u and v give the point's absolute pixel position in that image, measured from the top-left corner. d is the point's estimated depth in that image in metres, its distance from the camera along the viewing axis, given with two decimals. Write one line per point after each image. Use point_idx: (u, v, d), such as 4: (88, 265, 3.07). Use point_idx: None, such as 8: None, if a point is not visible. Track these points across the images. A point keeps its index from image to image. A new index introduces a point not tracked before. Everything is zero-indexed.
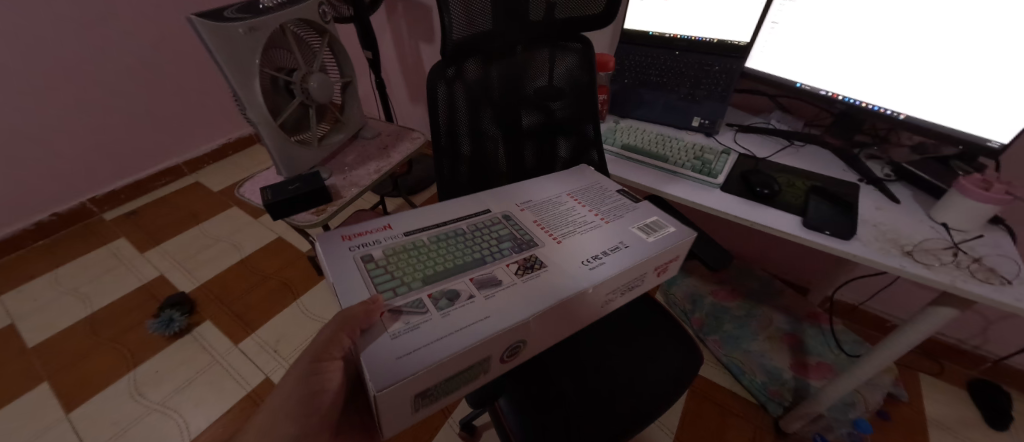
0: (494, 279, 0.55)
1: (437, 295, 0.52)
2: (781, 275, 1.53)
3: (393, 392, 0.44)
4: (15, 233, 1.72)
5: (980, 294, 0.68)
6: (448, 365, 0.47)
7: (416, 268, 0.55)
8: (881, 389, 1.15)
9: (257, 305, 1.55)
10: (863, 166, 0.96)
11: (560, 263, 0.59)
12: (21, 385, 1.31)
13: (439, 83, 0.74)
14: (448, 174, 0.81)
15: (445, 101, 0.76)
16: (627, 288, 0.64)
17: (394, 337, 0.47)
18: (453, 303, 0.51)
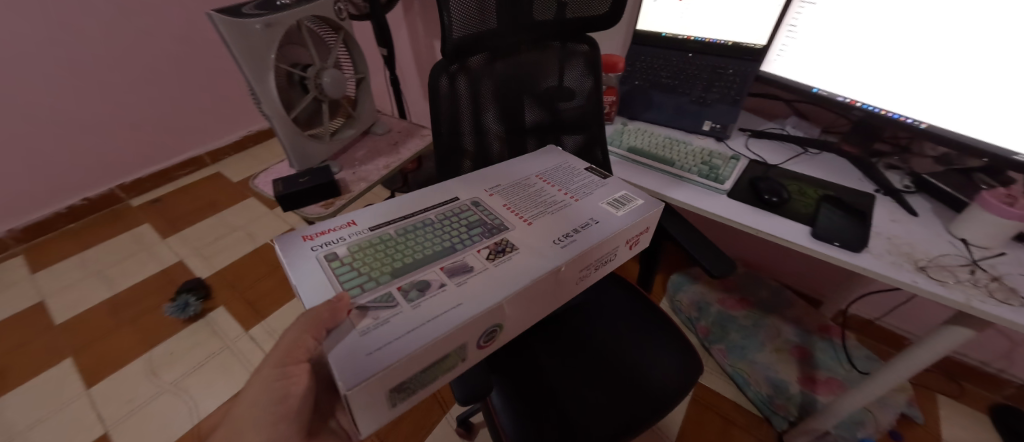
0: (466, 266, 0.56)
1: (408, 287, 0.53)
2: (793, 285, 1.48)
3: (365, 389, 0.44)
4: (48, 215, 1.80)
5: (997, 316, 0.63)
6: (423, 356, 0.47)
7: (384, 261, 0.56)
8: (893, 408, 1.11)
9: (268, 294, 1.59)
10: (881, 176, 0.92)
11: (531, 244, 0.60)
12: (46, 360, 1.37)
13: (441, 83, 0.75)
14: (449, 170, 0.82)
15: (448, 96, 0.76)
16: (600, 264, 0.66)
17: (363, 334, 0.47)
18: (424, 293, 0.52)
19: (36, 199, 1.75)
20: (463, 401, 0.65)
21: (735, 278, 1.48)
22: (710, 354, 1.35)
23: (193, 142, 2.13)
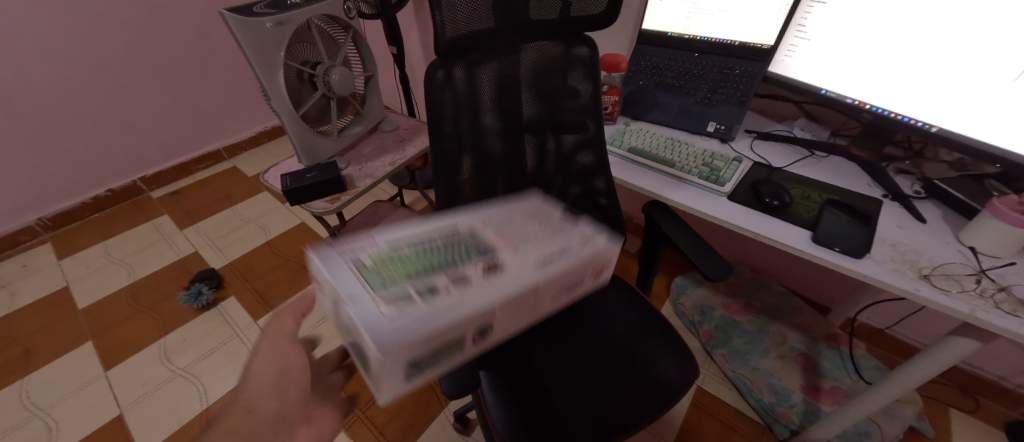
0: (499, 261, 0.54)
1: (446, 275, 0.50)
2: (801, 291, 1.45)
3: (393, 358, 0.42)
4: (74, 205, 1.89)
5: (1002, 328, 0.60)
6: (446, 334, 0.46)
7: (420, 254, 0.52)
8: (901, 421, 1.07)
9: (277, 285, 1.64)
10: (889, 180, 0.88)
11: (562, 245, 0.58)
12: (69, 342, 1.44)
13: (438, 88, 0.72)
14: (448, 179, 0.79)
15: (446, 105, 0.74)
16: (572, 287, 0.58)
17: (398, 313, 0.45)
18: (461, 283, 0.49)
19: (63, 189, 1.84)
20: (451, 396, 0.66)
21: (741, 282, 1.46)
22: (713, 359, 1.33)
23: (211, 137, 2.20)
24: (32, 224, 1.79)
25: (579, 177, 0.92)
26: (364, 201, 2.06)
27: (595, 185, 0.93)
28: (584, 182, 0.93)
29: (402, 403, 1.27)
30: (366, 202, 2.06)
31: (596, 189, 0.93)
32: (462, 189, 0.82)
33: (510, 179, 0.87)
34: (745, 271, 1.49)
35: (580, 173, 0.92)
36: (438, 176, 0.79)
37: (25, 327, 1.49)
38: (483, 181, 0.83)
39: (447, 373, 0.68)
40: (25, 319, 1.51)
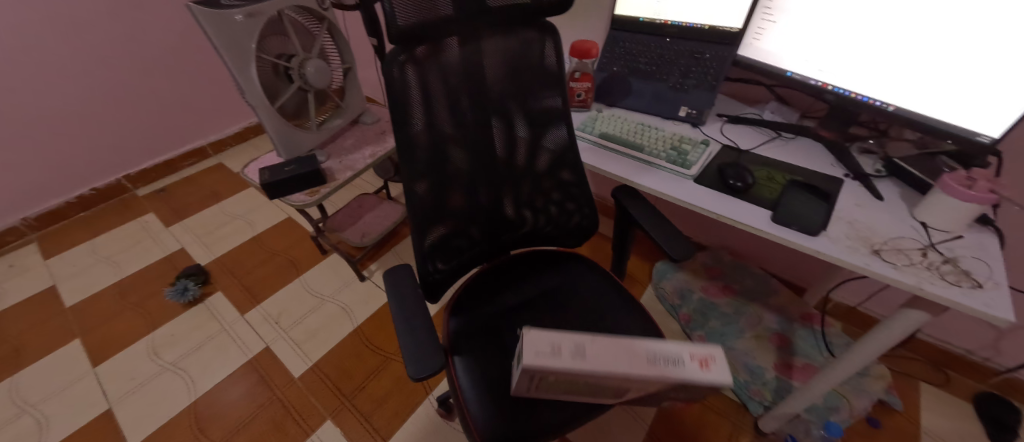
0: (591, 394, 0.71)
1: (554, 391, 0.72)
2: (780, 273, 1.48)
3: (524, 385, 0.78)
4: (60, 204, 1.89)
5: (944, 297, 0.62)
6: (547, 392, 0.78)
7: (557, 388, 0.69)
8: (869, 395, 1.10)
9: (264, 280, 1.65)
10: (852, 160, 0.89)
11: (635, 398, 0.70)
12: (57, 340, 1.45)
13: (405, 80, 0.72)
14: (420, 172, 0.79)
15: (415, 98, 0.74)
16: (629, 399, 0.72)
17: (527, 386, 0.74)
18: (561, 392, 0.72)
19: (48, 188, 1.83)
20: (417, 378, 0.58)
21: (720, 266, 1.49)
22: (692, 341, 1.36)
23: (196, 134, 2.20)
24: (18, 225, 1.80)
25: (550, 166, 0.95)
26: (350, 194, 2.07)
27: (565, 175, 0.96)
28: (556, 171, 0.96)
29: (387, 391, 1.29)
30: (350, 195, 2.07)
31: (566, 180, 0.97)
32: (432, 173, 0.80)
33: (483, 169, 0.87)
34: (724, 255, 1.51)
35: (550, 162, 0.94)
36: (409, 168, 0.77)
37: (13, 326, 1.50)
38: (451, 166, 0.83)
39: (413, 354, 0.61)
40: (13, 318, 1.53)
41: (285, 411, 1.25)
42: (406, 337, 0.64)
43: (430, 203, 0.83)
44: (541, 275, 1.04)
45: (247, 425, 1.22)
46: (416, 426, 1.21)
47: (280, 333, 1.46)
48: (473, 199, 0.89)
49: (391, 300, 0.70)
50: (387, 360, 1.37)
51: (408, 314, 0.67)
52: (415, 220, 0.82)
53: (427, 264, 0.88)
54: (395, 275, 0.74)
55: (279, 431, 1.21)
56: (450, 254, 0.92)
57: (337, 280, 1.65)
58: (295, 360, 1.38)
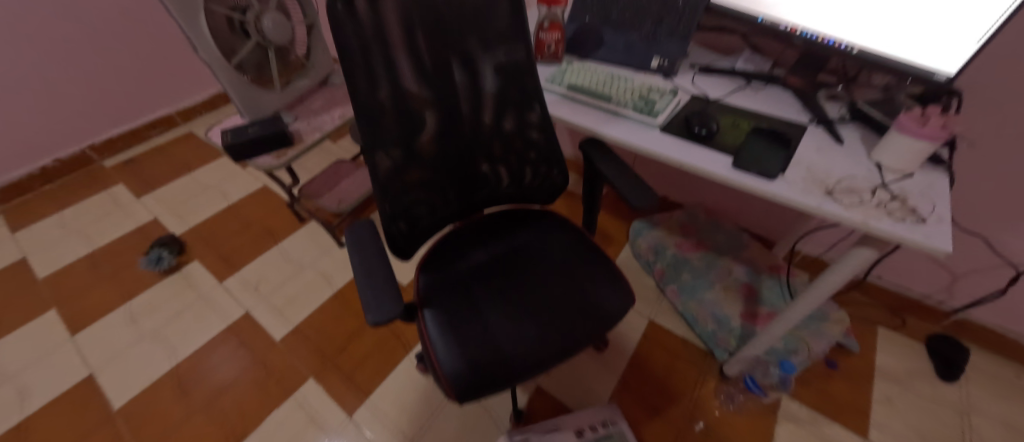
0: None
1: None
2: (751, 228, 1.51)
3: None
4: (22, 177, 1.82)
5: (889, 232, 0.64)
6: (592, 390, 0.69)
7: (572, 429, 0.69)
8: (827, 338, 1.16)
9: (241, 248, 1.64)
10: (818, 106, 0.88)
11: None
12: (31, 311, 1.44)
13: (354, 20, 0.67)
14: (382, 129, 0.77)
15: (368, 42, 0.70)
16: None
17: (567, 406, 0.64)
18: None
19: (7, 159, 1.76)
20: (375, 324, 0.59)
21: (694, 223, 1.50)
22: (665, 295, 1.41)
23: (161, 101, 2.11)
24: None
25: (518, 124, 0.93)
26: (325, 161, 2.03)
27: (533, 135, 0.95)
28: (525, 130, 0.94)
29: (368, 351, 1.31)
30: (326, 161, 2.04)
31: (534, 139, 0.96)
32: (390, 124, 0.78)
33: (448, 126, 0.86)
34: (699, 213, 1.52)
35: (518, 120, 0.93)
36: (369, 124, 0.75)
37: None
38: (411, 116, 0.80)
39: (371, 303, 0.62)
40: None
41: (267, 372, 1.27)
42: (366, 287, 0.64)
43: (392, 162, 0.81)
44: (511, 231, 1.04)
45: (231, 387, 1.23)
46: (395, 381, 1.24)
47: (259, 299, 1.46)
48: (439, 157, 0.88)
49: (352, 253, 0.69)
50: (367, 322, 1.39)
51: (369, 265, 0.67)
52: (377, 178, 0.81)
53: (393, 222, 0.88)
54: (355, 230, 0.74)
55: (260, 390, 1.23)
56: (416, 211, 0.92)
57: (315, 247, 1.64)
58: (275, 324, 1.39)
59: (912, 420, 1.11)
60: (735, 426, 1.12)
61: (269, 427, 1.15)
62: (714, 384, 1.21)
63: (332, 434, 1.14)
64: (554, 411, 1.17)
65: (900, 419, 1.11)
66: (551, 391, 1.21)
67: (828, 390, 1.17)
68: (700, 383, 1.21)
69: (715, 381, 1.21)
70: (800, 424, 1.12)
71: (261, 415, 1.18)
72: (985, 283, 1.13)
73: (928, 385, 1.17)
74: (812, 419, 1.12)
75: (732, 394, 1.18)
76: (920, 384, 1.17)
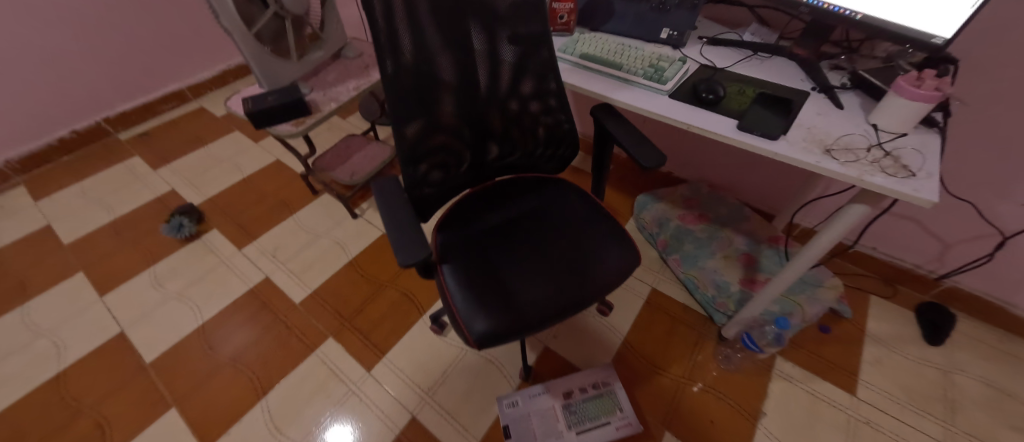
0: None
1: None
2: (752, 202, 1.55)
3: None
4: (41, 147, 1.86)
5: (880, 185, 0.69)
6: None
7: None
8: (822, 303, 1.23)
9: (258, 218, 1.69)
10: (821, 74, 0.92)
11: None
12: (60, 274, 1.50)
13: None
14: (407, 101, 0.81)
15: (396, 11, 0.73)
16: None
17: None
18: None
19: (26, 129, 1.80)
20: (405, 264, 0.64)
21: (697, 197, 1.55)
22: (667, 265, 1.47)
23: (173, 76, 2.14)
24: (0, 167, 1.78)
25: (537, 94, 0.96)
26: (337, 136, 2.07)
27: (550, 104, 0.98)
28: (542, 100, 0.97)
29: (384, 313, 1.38)
30: (336, 137, 2.07)
31: (551, 107, 0.99)
32: (415, 91, 0.82)
33: (469, 97, 0.89)
34: (701, 187, 1.57)
35: (536, 90, 0.95)
36: (395, 96, 0.80)
37: (14, 262, 1.54)
38: (432, 84, 0.83)
39: (399, 248, 0.67)
40: (12, 255, 1.57)
41: (289, 331, 1.34)
42: (395, 233, 0.70)
43: (416, 132, 0.86)
44: (522, 196, 1.09)
45: (255, 344, 1.31)
46: (411, 340, 1.31)
47: (277, 265, 1.52)
48: (460, 127, 0.92)
49: (382, 211, 0.74)
50: (382, 288, 1.45)
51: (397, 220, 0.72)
52: (402, 148, 0.86)
53: (416, 189, 0.94)
54: (383, 190, 0.78)
55: (284, 346, 1.30)
56: (437, 179, 0.96)
57: (329, 218, 1.69)
58: (294, 288, 1.45)
59: (898, 379, 1.18)
60: (731, 383, 1.19)
61: (293, 380, 1.23)
62: (712, 346, 1.27)
63: (352, 386, 1.21)
64: (561, 369, 1.24)
65: (886, 378, 1.18)
66: (558, 351, 1.27)
67: (820, 352, 1.24)
68: (699, 344, 1.28)
69: (713, 343, 1.28)
70: (793, 381, 1.18)
71: (285, 369, 1.25)
72: (975, 251, 1.18)
73: (914, 349, 1.24)
74: (804, 378, 1.19)
75: (729, 356, 1.25)
76: (907, 347, 1.24)
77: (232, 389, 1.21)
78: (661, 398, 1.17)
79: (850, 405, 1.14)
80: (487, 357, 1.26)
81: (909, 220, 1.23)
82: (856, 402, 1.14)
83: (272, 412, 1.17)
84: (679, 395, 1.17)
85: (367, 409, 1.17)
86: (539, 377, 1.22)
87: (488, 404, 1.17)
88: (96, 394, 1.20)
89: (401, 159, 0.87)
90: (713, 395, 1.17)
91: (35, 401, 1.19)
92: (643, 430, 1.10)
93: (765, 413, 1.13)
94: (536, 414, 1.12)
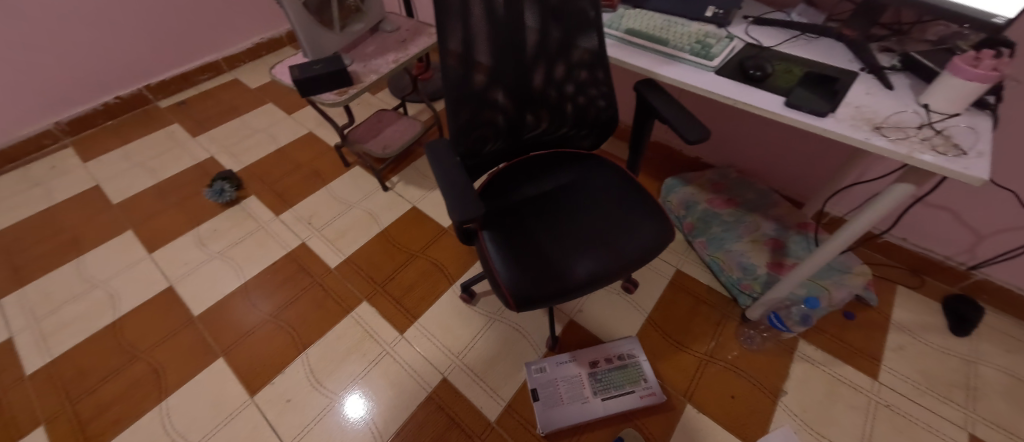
0: None
1: None
2: (781, 189, 1.56)
3: None
4: (88, 111, 1.94)
5: (929, 162, 0.72)
6: None
7: None
8: (848, 289, 1.25)
9: (293, 186, 1.75)
10: (870, 55, 0.92)
11: None
12: (111, 231, 1.59)
13: None
14: (461, 84, 0.86)
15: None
16: None
17: None
18: None
19: (75, 94, 1.88)
20: (463, 221, 0.73)
21: (726, 181, 1.55)
22: (692, 247, 1.49)
23: (210, 47, 2.19)
24: (51, 129, 1.86)
25: (586, 64, 0.96)
26: (367, 111, 2.10)
27: (598, 75, 0.98)
28: (591, 69, 0.97)
29: (415, 281, 1.43)
30: (367, 111, 2.10)
31: (599, 79, 0.99)
32: (468, 73, 0.86)
33: (519, 71, 0.91)
34: (731, 172, 1.57)
35: (586, 60, 0.95)
36: (447, 80, 0.85)
37: (67, 219, 1.63)
38: (484, 64, 0.86)
39: (457, 208, 0.75)
40: (65, 213, 1.65)
41: (325, 293, 1.40)
42: (451, 197, 0.78)
43: (467, 109, 0.90)
44: (560, 170, 1.11)
45: (293, 303, 1.38)
46: (441, 307, 1.36)
47: (313, 232, 1.58)
48: (509, 101, 0.95)
49: (443, 188, 0.79)
50: (413, 257, 1.50)
51: (458, 192, 0.78)
52: (454, 128, 0.91)
53: (465, 162, 0.99)
54: (443, 166, 0.84)
55: (321, 308, 1.37)
56: (485, 153, 1.01)
57: (362, 189, 1.74)
58: (330, 254, 1.51)
59: (921, 365, 1.19)
60: (754, 362, 1.21)
61: (330, 339, 1.29)
62: (735, 326, 1.30)
63: (386, 347, 1.27)
64: (586, 340, 1.28)
65: (909, 364, 1.20)
66: (584, 324, 1.31)
67: (844, 337, 1.25)
68: (723, 324, 1.30)
69: (735, 323, 1.30)
70: (815, 363, 1.21)
71: (323, 329, 1.32)
72: (1008, 244, 1.17)
73: (939, 338, 1.24)
74: (826, 361, 1.21)
75: (752, 336, 1.27)
76: (931, 336, 1.25)
77: (275, 344, 1.28)
78: (683, 372, 1.20)
79: (871, 388, 1.16)
80: (515, 327, 1.31)
81: (942, 209, 1.23)
82: (877, 385, 1.16)
83: (312, 366, 1.24)
84: (701, 370, 1.20)
85: (400, 368, 1.23)
86: (565, 347, 1.27)
87: (516, 370, 1.22)
88: (150, 342, 1.29)
89: (453, 138, 0.92)
90: (735, 373, 1.20)
91: (95, 346, 1.28)
92: (665, 401, 1.15)
93: (786, 392, 1.16)
94: (562, 380, 1.17)
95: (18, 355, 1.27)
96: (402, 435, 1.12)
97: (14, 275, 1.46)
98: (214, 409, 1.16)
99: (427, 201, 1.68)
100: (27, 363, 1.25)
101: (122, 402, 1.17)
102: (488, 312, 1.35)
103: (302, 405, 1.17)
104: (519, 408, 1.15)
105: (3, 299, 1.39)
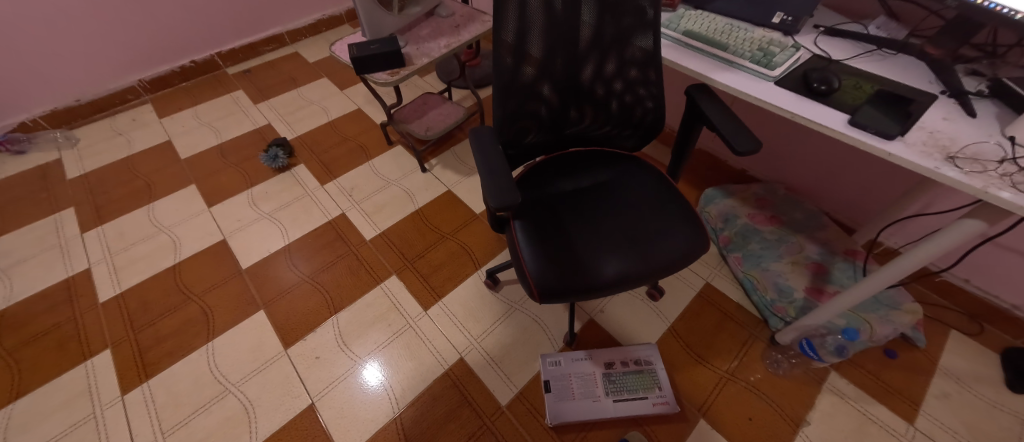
0: None
1: None
2: (831, 212, 1.47)
3: None
4: (167, 72, 2.11)
5: (1008, 200, 0.66)
6: None
7: None
8: (892, 326, 1.18)
9: (339, 159, 1.83)
10: (954, 77, 0.85)
11: None
12: (178, 183, 1.73)
13: None
14: (509, 73, 0.87)
15: None
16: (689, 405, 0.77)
17: None
18: None
19: (157, 55, 2.04)
20: (497, 208, 0.75)
21: (771, 197, 1.49)
22: (726, 262, 1.44)
23: (276, 20, 2.32)
24: (134, 86, 2.05)
25: (638, 62, 0.94)
26: (414, 93, 2.16)
27: (649, 75, 0.96)
28: (643, 68, 0.95)
29: (443, 261, 1.47)
30: (414, 93, 2.16)
31: (650, 79, 0.96)
32: (518, 63, 0.87)
33: (568, 65, 0.91)
34: (779, 188, 1.50)
35: (639, 59, 0.93)
36: (497, 70, 0.87)
37: (142, 167, 1.80)
38: (537, 56, 0.87)
39: (495, 194, 0.77)
40: (141, 162, 1.82)
41: (359, 262, 1.48)
42: (489, 183, 0.80)
43: (515, 99, 0.91)
44: (597, 169, 1.11)
45: (329, 267, 1.46)
46: (465, 290, 1.40)
47: (353, 204, 1.66)
48: (556, 95, 0.95)
49: (483, 175, 0.82)
50: (444, 238, 1.54)
51: (497, 181, 0.80)
52: (499, 116, 0.92)
53: (507, 152, 1.01)
54: (485, 154, 0.86)
55: (355, 275, 1.44)
56: (526, 144, 1.02)
57: (401, 168, 1.79)
58: (365, 227, 1.58)
59: (965, 416, 1.11)
60: (777, 387, 1.17)
61: (360, 306, 1.37)
62: (762, 347, 1.25)
63: (410, 320, 1.33)
64: (605, 341, 1.28)
65: (951, 414, 1.12)
66: (604, 324, 1.31)
67: (881, 375, 1.18)
68: (750, 344, 1.26)
69: (763, 345, 1.26)
70: (845, 398, 1.15)
71: (354, 295, 1.39)
72: None
73: (990, 391, 1.15)
74: (856, 396, 1.15)
75: (779, 361, 1.22)
76: (983, 389, 1.15)
77: (310, 303, 1.37)
78: (700, 386, 1.18)
79: (905, 433, 1.09)
80: (535, 318, 1.33)
81: (1015, 253, 1.12)
82: (912, 431, 1.09)
83: (342, 329, 1.31)
84: (719, 388, 1.17)
85: (421, 343, 1.28)
86: (582, 344, 1.27)
87: (532, 359, 1.24)
88: (203, 287, 1.41)
89: (496, 126, 0.94)
90: (755, 395, 1.16)
91: (157, 284, 1.42)
92: (678, 412, 1.13)
93: (808, 422, 1.11)
94: (576, 376, 1.18)
95: (94, 283, 1.42)
96: (417, 404, 1.17)
97: (95, 213, 1.63)
98: (254, 355, 1.26)
99: (462, 186, 1.72)
100: (101, 292, 1.40)
101: (175, 337, 1.30)
102: (510, 300, 1.37)
103: (329, 364, 1.24)
104: (531, 397, 1.17)
105: (85, 233, 1.56)
